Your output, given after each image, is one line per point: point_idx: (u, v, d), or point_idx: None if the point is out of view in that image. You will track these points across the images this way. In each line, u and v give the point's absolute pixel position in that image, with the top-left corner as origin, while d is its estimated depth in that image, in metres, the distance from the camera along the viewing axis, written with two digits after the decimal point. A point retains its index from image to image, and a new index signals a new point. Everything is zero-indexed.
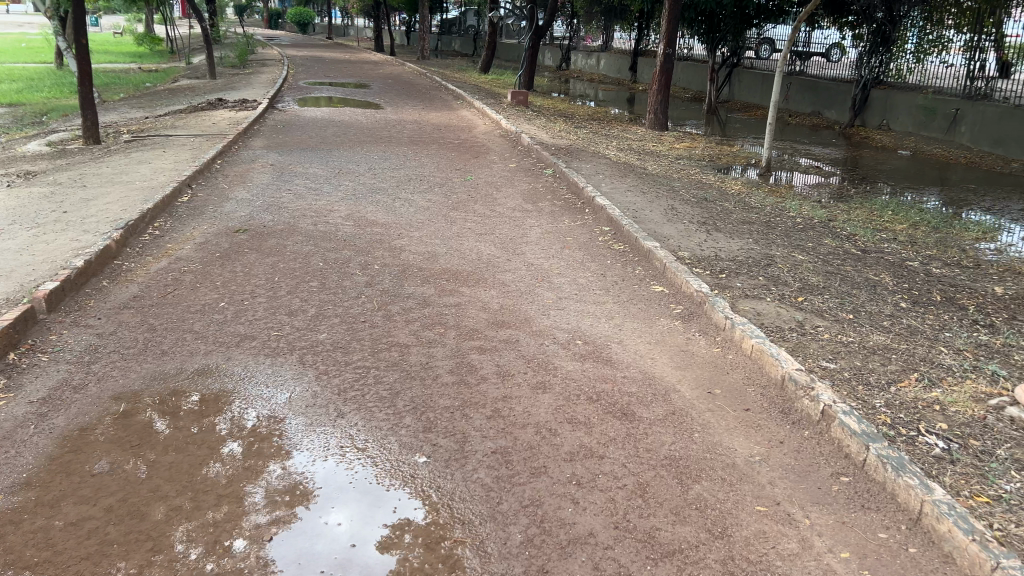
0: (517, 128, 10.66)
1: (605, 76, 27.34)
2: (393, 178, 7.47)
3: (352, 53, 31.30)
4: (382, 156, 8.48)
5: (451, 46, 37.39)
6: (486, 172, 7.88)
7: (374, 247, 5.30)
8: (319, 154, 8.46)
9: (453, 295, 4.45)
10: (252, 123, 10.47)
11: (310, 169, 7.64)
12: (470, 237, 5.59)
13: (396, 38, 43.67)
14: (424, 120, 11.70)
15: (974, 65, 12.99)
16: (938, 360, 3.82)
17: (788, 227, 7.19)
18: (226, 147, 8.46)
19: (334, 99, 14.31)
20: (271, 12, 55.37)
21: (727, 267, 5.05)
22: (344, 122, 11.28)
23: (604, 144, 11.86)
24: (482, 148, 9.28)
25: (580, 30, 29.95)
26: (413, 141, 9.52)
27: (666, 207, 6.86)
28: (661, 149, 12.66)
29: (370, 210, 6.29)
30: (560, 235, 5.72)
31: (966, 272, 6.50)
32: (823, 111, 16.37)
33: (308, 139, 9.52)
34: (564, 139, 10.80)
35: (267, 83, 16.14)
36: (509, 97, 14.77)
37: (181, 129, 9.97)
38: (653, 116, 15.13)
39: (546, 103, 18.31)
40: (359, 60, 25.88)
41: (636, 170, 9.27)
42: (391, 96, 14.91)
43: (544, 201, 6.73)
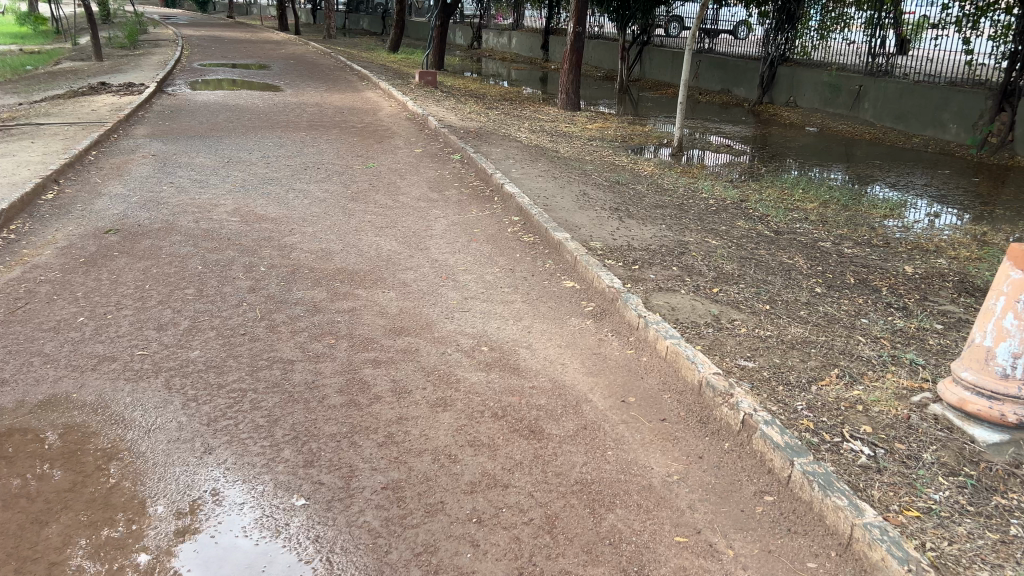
0: (424, 110, 10.25)
1: (517, 54, 27.02)
2: (289, 168, 6.98)
3: (254, 32, 30.03)
4: (278, 144, 7.95)
5: (359, 24, 36.35)
6: (389, 159, 7.46)
7: (262, 246, 4.86)
8: (209, 143, 7.87)
9: (346, 299, 4.07)
10: (137, 110, 9.74)
11: (197, 160, 7.08)
12: (369, 232, 5.20)
13: (302, 17, 42.19)
14: (326, 103, 11.14)
15: (875, 41, 13.24)
16: (857, 353, 3.67)
17: (702, 210, 7.06)
18: (103, 136, 7.77)
19: (231, 82, 13.56)
20: None
21: (640, 256, 4.82)
22: (239, 106, 10.63)
23: (515, 125, 11.57)
24: (387, 133, 8.84)
25: (490, 8, 29.49)
26: (312, 127, 9.01)
27: (578, 193, 6.62)
28: (573, 129, 12.45)
29: (260, 204, 5.82)
30: (466, 226, 5.39)
31: (877, 251, 6.49)
32: (733, 89, 16.46)
33: (198, 126, 8.89)
34: (473, 121, 10.46)
35: (158, 65, 15.18)
36: (417, 77, 14.29)
37: (56, 116, 9.17)
38: (565, 96, 14.91)
39: (456, 83, 17.87)
40: (260, 41, 24.81)
41: (548, 153, 9.01)
42: (292, 78, 14.23)
43: (451, 189, 6.38)
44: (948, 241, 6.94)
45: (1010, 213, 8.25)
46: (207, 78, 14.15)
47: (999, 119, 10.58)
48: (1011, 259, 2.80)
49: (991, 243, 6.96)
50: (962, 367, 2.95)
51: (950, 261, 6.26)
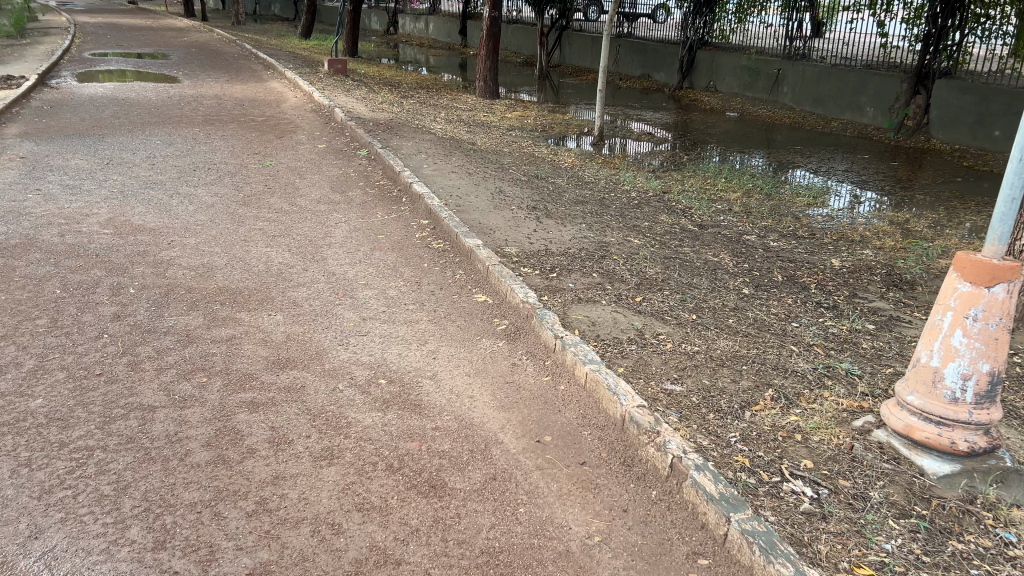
0: (331, 101, 9.68)
1: (435, 40, 26.40)
2: (176, 169, 6.37)
3: (156, 19, 28.53)
4: (167, 142, 7.30)
5: (270, 10, 34.98)
6: (290, 156, 6.92)
7: (135, 263, 4.31)
8: (89, 142, 7.17)
9: (226, 326, 3.58)
10: (11, 105, 8.88)
11: (72, 163, 6.39)
12: (260, 243, 4.69)
13: (209, 3, 40.40)
14: (226, 95, 10.43)
15: (792, 25, 13.23)
16: (791, 367, 3.39)
17: (623, 205, 6.77)
18: None
19: (124, 73, 12.65)
20: None
21: (558, 262, 4.47)
22: (129, 100, 9.84)
23: (430, 116, 11.09)
24: (290, 127, 8.26)
25: None
26: (208, 122, 8.36)
27: (493, 190, 6.23)
28: (492, 119, 12.03)
29: (139, 212, 5.23)
30: (369, 232, 4.94)
31: (802, 243, 6.31)
32: (652, 74, 16.30)
33: (80, 124, 8.13)
34: (384, 112, 9.94)
35: (43, 55, 14.07)
36: (326, 66, 13.62)
37: None
38: (483, 84, 14.47)
39: (371, 71, 17.20)
40: (163, 28, 23.51)
41: (464, 145, 8.58)
42: (192, 68, 13.38)
43: (355, 189, 5.90)
44: (871, 230, 6.83)
45: (928, 198, 8.24)
46: (98, 69, 13.17)
47: (914, 102, 10.70)
48: (958, 269, 2.54)
49: (912, 231, 6.88)
50: (906, 390, 2.68)
51: (875, 252, 6.13)
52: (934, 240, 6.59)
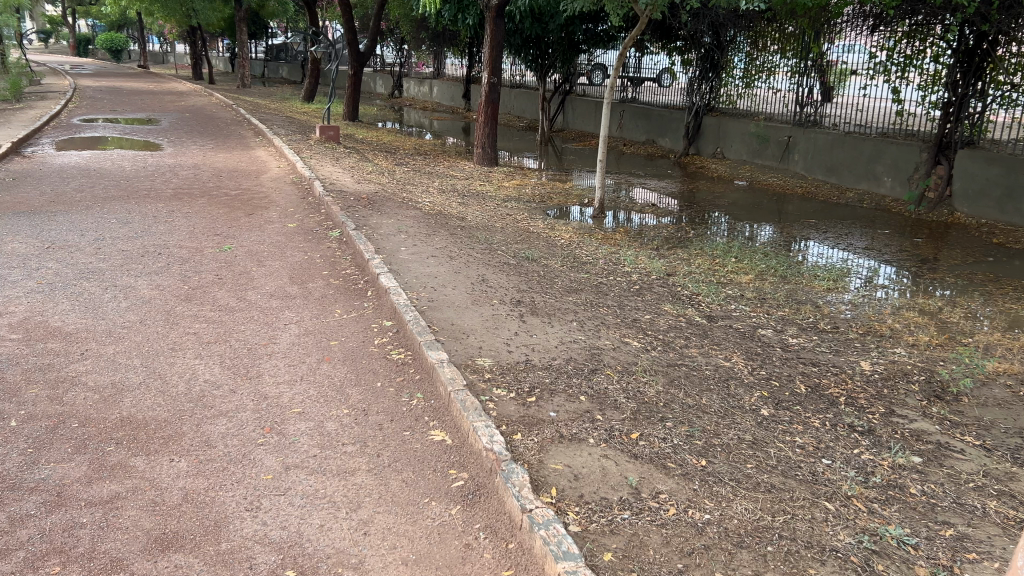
0: (314, 173, 9.11)
1: (439, 104, 26.21)
2: (122, 255, 5.70)
3: (161, 83, 28.48)
4: (123, 221, 6.66)
5: (278, 73, 34.99)
6: (254, 238, 6.26)
7: (32, 382, 3.58)
8: (36, 221, 6.53)
9: (112, 478, 2.84)
10: None
11: (8, 246, 5.74)
12: (188, 354, 3.98)
13: (218, 66, 40.60)
14: (205, 165, 9.86)
15: (801, 90, 12.60)
16: (828, 545, 2.62)
17: (623, 293, 6.07)
18: None
19: (107, 141, 12.17)
20: (82, 40, 50.63)
21: (538, 381, 3.72)
22: (101, 171, 9.27)
23: (422, 186, 10.51)
24: (263, 202, 7.64)
25: (411, 57, 28.69)
26: (176, 198, 7.75)
27: (475, 278, 5.54)
28: (488, 189, 11.45)
29: (61, 310, 4.54)
30: (321, 337, 4.22)
31: (825, 339, 5.57)
32: (657, 139, 15.81)
33: (36, 199, 7.52)
34: (371, 184, 9.35)
35: (27, 122, 13.63)
36: (318, 132, 13.11)
37: None
38: (481, 151, 13.94)
39: (368, 136, 16.76)
40: (163, 92, 23.31)
41: (452, 221, 7.93)
42: (179, 136, 12.89)
43: (317, 279, 5.22)
44: (901, 322, 6.10)
45: (959, 280, 7.51)
46: (81, 136, 12.69)
47: (936, 172, 10.05)
48: None
49: (947, 323, 6.14)
50: None
51: (909, 351, 5.37)
52: (974, 334, 5.84)
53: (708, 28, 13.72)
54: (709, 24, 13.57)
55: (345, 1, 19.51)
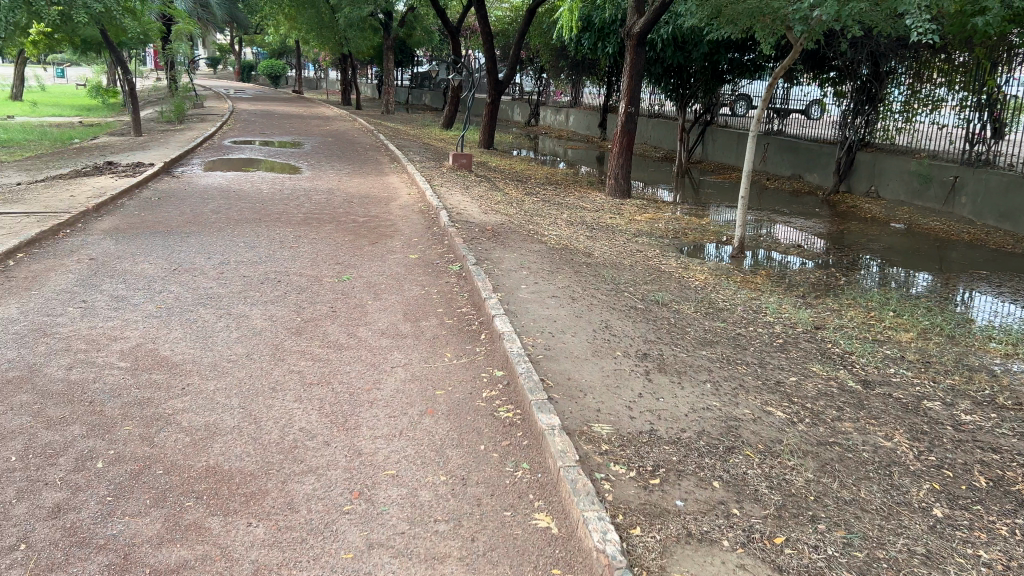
0: (442, 202, 8.96)
1: (574, 132, 26.00)
2: (243, 281, 5.64)
3: (310, 107, 29.85)
4: (251, 245, 6.67)
5: (421, 100, 35.93)
6: (374, 268, 6.09)
7: (127, 418, 3.43)
8: (169, 242, 6.65)
9: (184, 543, 2.57)
10: (120, 197, 8.68)
11: (138, 268, 5.82)
12: (288, 395, 3.75)
13: (366, 93, 42.24)
14: (339, 190, 9.94)
15: (972, 126, 11.30)
16: None
17: (765, 348, 5.45)
18: (50, 232, 6.63)
19: (252, 163, 12.60)
20: (247, 66, 54.12)
21: (663, 459, 3.23)
22: (240, 193, 9.50)
23: (550, 218, 10.18)
24: (388, 231, 7.51)
25: (549, 85, 28.70)
26: (305, 223, 7.76)
27: (599, 324, 5.09)
28: (619, 222, 10.98)
29: (173, 339, 4.45)
30: (427, 384, 3.90)
31: (1007, 417, 4.74)
32: (804, 175, 14.84)
33: (176, 220, 7.72)
34: (499, 214, 9.10)
35: (184, 143, 14.40)
36: (451, 159, 13.07)
37: (25, 203, 8.15)
38: (614, 182, 13.48)
39: (501, 164, 16.68)
40: (312, 116, 24.32)
41: (579, 257, 7.53)
42: (319, 160, 13.20)
43: (430, 317, 4.93)
44: None
45: None
46: (230, 158, 13.22)
47: None
48: None
49: None
50: None
51: None
52: None
53: (866, 57, 12.67)
54: (868, 54, 12.58)
55: (486, 30, 19.64)
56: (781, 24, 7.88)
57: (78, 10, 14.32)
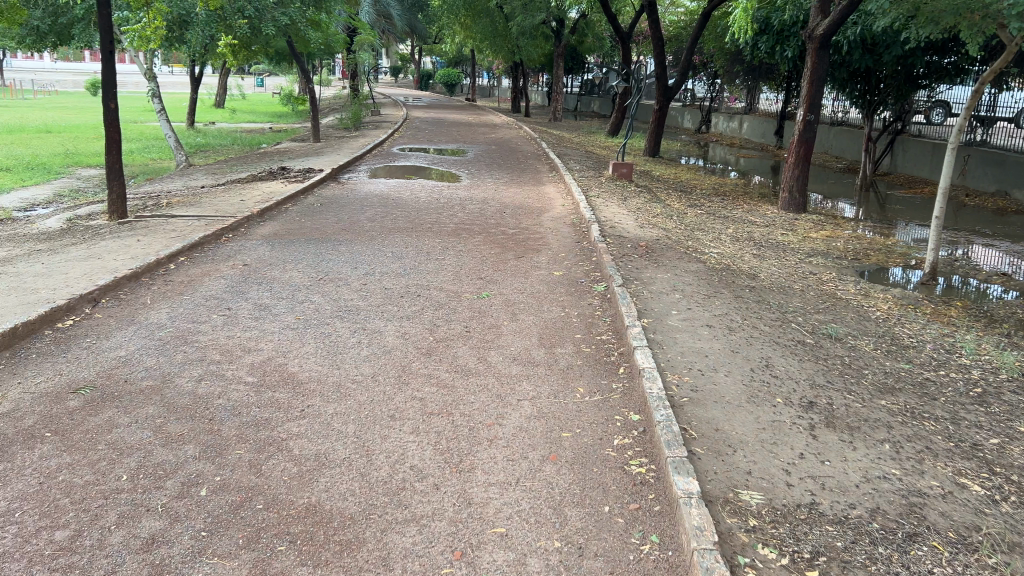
0: (597, 215, 8.57)
1: (748, 141, 24.74)
2: (384, 293, 5.52)
3: (479, 114, 30.37)
4: (397, 256, 6.59)
5: (590, 107, 35.63)
6: (516, 284, 5.81)
7: (241, 441, 3.31)
8: (321, 250, 6.70)
9: None
10: (284, 203, 8.97)
11: (287, 276, 5.85)
12: (405, 425, 3.50)
13: (536, 100, 42.52)
14: (494, 200, 9.80)
15: None
16: None
17: (960, 399, 4.63)
18: (213, 236, 6.87)
19: (414, 171, 12.78)
20: (425, 74, 56.16)
21: (824, 546, 2.68)
22: (397, 201, 9.57)
23: (713, 233, 9.51)
24: (537, 244, 7.21)
25: (723, 91, 27.52)
26: (455, 233, 7.62)
27: (758, 362, 4.50)
28: (790, 239, 10.12)
29: (303, 353, 4.35)
30: (554, 424, 3.52)
31: None
32: (1012, 191, 13.11)
33: (331, 227, 7.81)
34: (657, 228, 8.58)
35: (355, 150, 14.90)
36: (612, 168, 12.63)
37: (200, 207, 8.58)
38: (788, 195, 12.48)
39: (666, 174, 16.03)
40: (479, 124, 24.66)
41: (741, 279, 6.88)
42: (479, 168, 13.19)
43: (569, 344, 4.55)
44: None
45: None
46: (395, 165, 13.50)
47: None
48: None
49: None
50: None
51: None
52: None
53: None
54: None
55: (657, 35, 19.02)
56: (993, 20, 6.83)
57: (267, 24, 15.19)
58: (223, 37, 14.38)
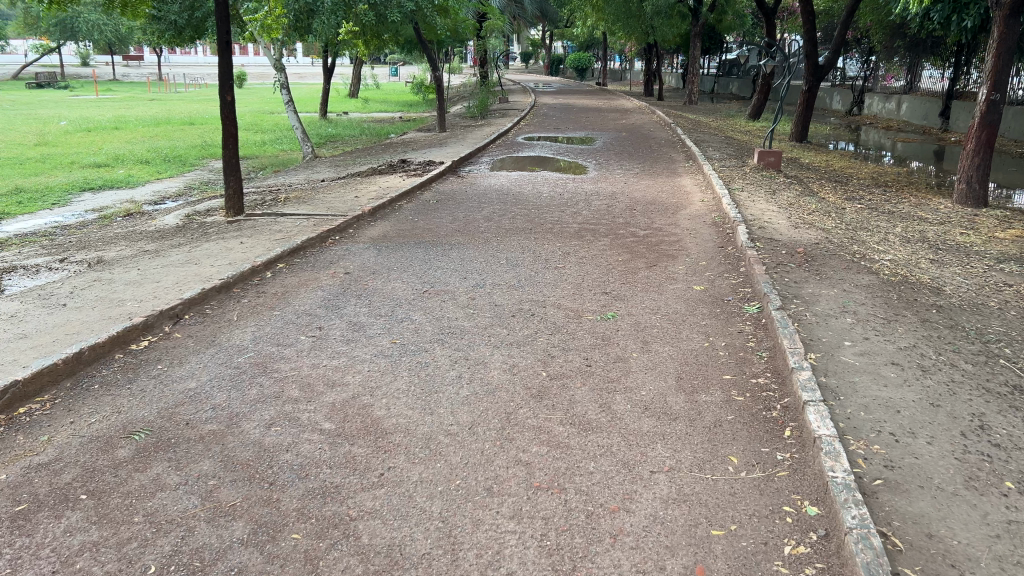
0: (741, 213, 7.53)
1: (907, 123, 22.43)
2: (493, 311, 4.79)
3: (609, 99, 29.22)
4: (512, 264, 5.84)
5: (728, 89, 33.66)
6: (649, 303, 4.92)
7: (300, 521, 2.64)
8: (430, 256, 6.06)
9: None
10: (399, 198, 8.43)
11: (389, 287, 5.24)
12: (504, 505, 2.73)
13: (670, 83, 40.73)
14: (624, 194, 8.90)
15: None
16: None
17: None
18: (318, 238, 6.39)
19: (538, 162, 12.04)
20: (556, 60, 55.19)
21: None
22: (518, 197, 8.83)
23: (878, 233, 8.22)
24: (673, 250, 6.27)
25: (879, 69, 25.18)
26: (579, 236, 6.80)
27: (970, 421, 3.43)
28: (972, 240, 8.64)
29: (392, 391, 3.67)
30: (702, 517, 2.65)
31: None
32: None
33: (445, 227, 7.17)
34: (812, 229, 7.43)
35: (478, 140, 14.32)
36: (756, 157, 11.39)
37: (312, 203, 8.18)
38: (966, 186, 10.76)
39: (816, 161, 14.52)
40: (610, 110, 23.63)
41: (922, 294, 5.69)
42: (609, 158, 12.26)
43: (716, 390, 3.64)
44: None
45: None
46: (519, 155, 12.82)
47: None
48: None
49: None
50: None
51: None
52: None
53: None
54: None
55: (807, 9, 17.37)
56: None
57: (392, 11, 14.81)
58: (347, 27, 14.08)
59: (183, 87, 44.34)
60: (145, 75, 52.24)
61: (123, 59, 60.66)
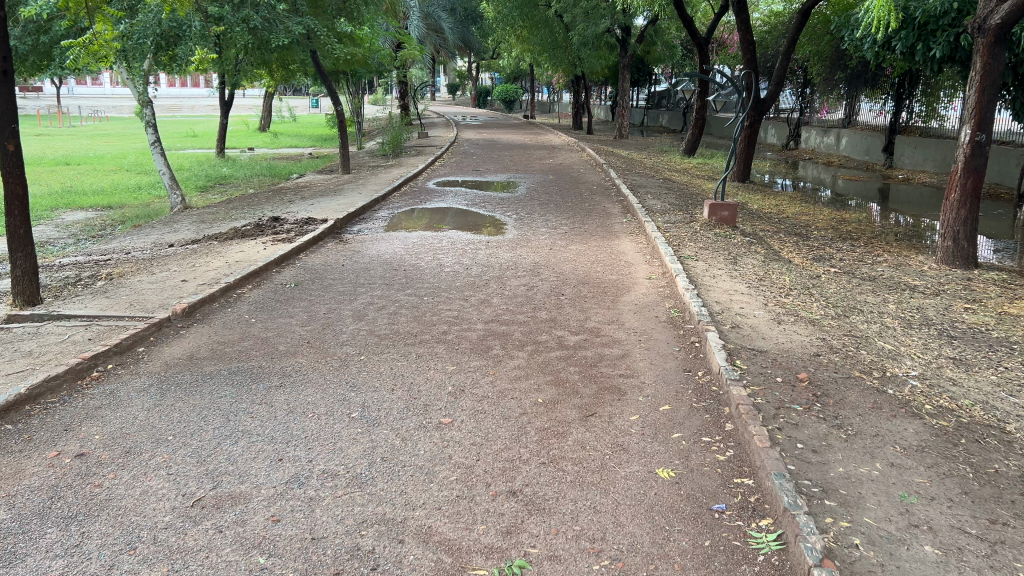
0: (701, 302, 5.56)
1: (848, 159, 21.18)
2: (300, 562, 2.60)
3: (536, 134, 27.39)
4: (366, 420, 3.68)
5: (659, 121, 32.37)
6: (584, 523, 2.82)
7: None
8: (244, 405, 3.85)
9: None
10: (245, 281, 6.21)
11: (135, 497, 3.00)
12: None
13: (601, 115, 39.34)
14: (548, 268, 6.87)
15: None
16: None
17: None
18: (70, 372, 4.10)
19: (444, 216, 9.94)
20: (483, 90, 53.39)
21: None
22: (412, 274, 6.70)
23: (870, 319, 6.36)
24: (620, 380, 4.22)
25: (813, 101, 24.03)
26: (484, 351, 4.69)
27: None
28: (983, 319, 6.85)
29: None
30: None
31: None
32: None
33: (289, 335, 4.98)
34: (797, 324, 5.49)
35: (379, 188, 12.18)
36: (705, 211, 9.53)
37: (114, 295, 5.86)
38: (950, 243, 9.03)
39: (766, 208, 12.82)
40: (537, 146, 21.83)
41: (996, 447, 3.70)
42: (533, 210, 10.27)
43: None
44: None
45: None
46: (425, 207, 10.70)
47: None
48: None
49: None
50: None
51: None
52: None
53: None
54: None
55: (748, 36, 15.85)
56: None
57: (278, 36, 12.64)
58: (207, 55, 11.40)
59: (80, 120, 41.04)
60: (41, 108, 48.45)
61: (21, 89, 56.61)
